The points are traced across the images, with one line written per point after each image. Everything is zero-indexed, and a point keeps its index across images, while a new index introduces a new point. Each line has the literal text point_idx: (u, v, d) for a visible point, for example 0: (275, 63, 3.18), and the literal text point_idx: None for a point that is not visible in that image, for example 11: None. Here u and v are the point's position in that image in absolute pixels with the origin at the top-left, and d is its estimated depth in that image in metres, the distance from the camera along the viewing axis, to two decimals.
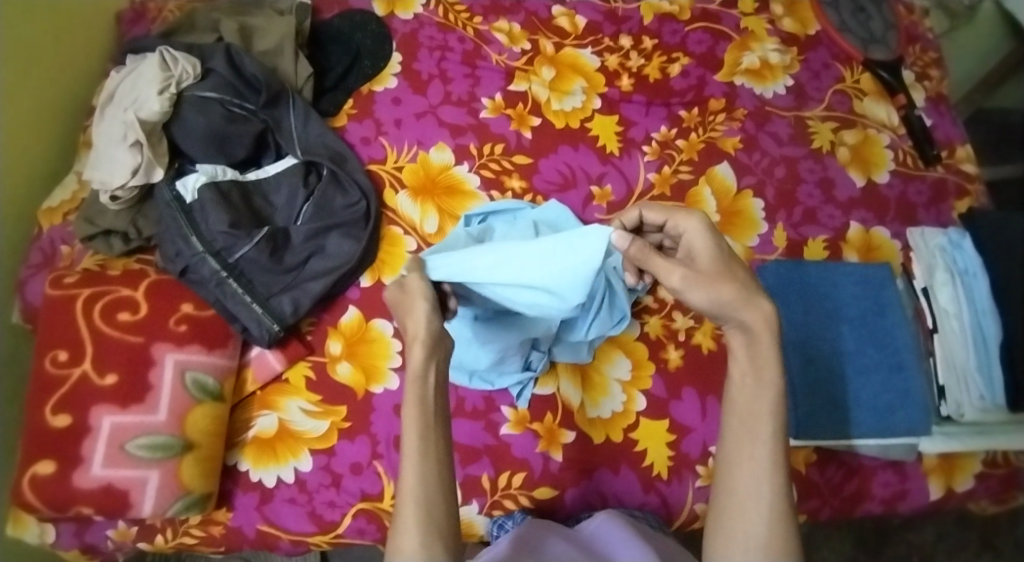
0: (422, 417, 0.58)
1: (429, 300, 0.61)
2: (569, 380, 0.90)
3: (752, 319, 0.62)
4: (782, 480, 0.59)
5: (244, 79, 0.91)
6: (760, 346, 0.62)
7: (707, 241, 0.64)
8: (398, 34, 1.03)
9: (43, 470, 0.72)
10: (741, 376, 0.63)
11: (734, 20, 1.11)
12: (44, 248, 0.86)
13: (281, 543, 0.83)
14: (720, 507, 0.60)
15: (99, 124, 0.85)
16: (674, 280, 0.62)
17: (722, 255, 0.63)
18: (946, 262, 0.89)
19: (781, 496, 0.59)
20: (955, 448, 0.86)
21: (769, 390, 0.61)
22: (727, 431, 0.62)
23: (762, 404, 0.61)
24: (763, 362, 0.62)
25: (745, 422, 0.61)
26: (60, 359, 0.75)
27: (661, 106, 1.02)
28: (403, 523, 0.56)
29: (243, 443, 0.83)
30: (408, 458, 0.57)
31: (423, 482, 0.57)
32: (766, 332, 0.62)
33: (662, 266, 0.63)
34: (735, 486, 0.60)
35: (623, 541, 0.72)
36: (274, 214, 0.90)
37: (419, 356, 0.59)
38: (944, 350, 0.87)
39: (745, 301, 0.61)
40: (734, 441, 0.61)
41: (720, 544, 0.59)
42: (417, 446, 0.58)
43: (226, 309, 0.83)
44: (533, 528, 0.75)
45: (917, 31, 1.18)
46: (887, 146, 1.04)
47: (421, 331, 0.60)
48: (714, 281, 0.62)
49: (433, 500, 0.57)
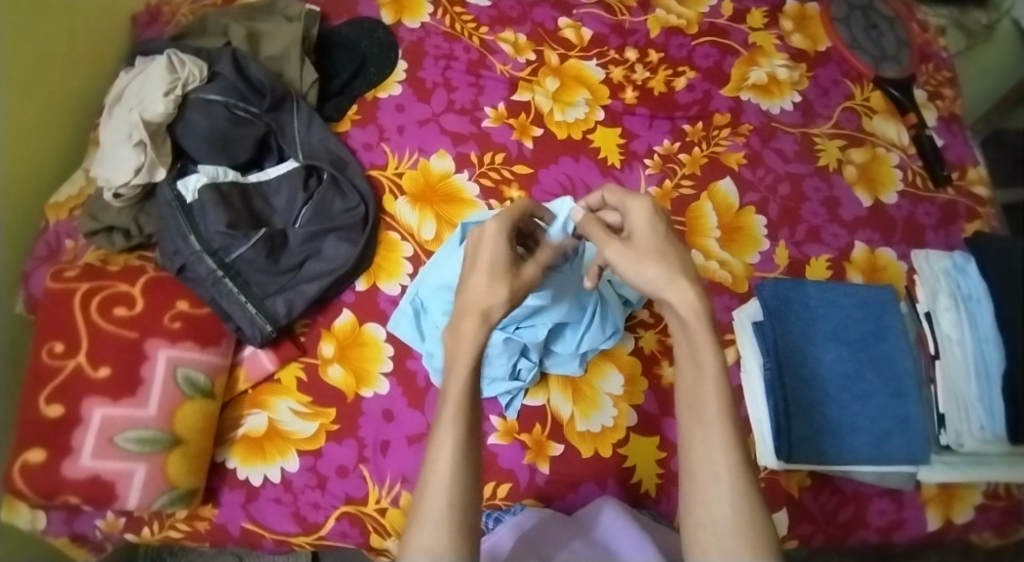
0: (465, 417, 0.63)
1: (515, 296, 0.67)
2: (560, 392, 0.88)
3: (675, 300, 0.62)
4: (740, 461, 0.59)
5: (249, 84, 0.93)
6: (691, 329, 0.62)
7: (648, 223, 0.66)
8: (404, 43, 1.04)
9: (33, 459, 0.73)
10: (683, 360, 0.63)
11: (742, 35, 1.10)
12: (49, 241, 0.88)
13: (264, 541, 0.84)
14: (686, 499, 0.60)
15: (107, 123, 0.87)
16: (614, 255, 0.66)
17: (659, 237, 0.66)
18: (949, 286, 0.86)
19: (741, 477, 0.58)
20: (955, 477, 0.84)
21: (710, 370, 0.61)
22: (681, 421, 0.63)
23: (705, 387, 0.61)
24: (700, 345, 0.62)
25: (693, 407, 0.62)
26: (56, 350, 0.77)
27: (664, 119, 1.02)
28: (431, 519, 0.59)
29: (232, 441, 0.84)
30: (440, 452, 0.62)
31: (456, 479, 0.61)
32: (693, 313, 0.62)
33: (601, 239, 0.67)
34: (695, 473, 0.60)
35: (624, 530, 0.76)
36: (274, 215, 0.91)
37: (477, 340, 0.65)
38: (946, 378, 0.84)
39: (671, 281, 0.63)
40: (687, 428, 0.62)
41: (695, 540, 0.58)
42: (454, 443, 0.62)
43: (222, 309, 0.84)
44: (536, 522, 0.78)
45: (932, 49, 1.15)
46: (896, 166, 1.02)
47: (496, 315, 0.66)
48: (649, 259, 0.64)
49: (462, 499, 0.61)
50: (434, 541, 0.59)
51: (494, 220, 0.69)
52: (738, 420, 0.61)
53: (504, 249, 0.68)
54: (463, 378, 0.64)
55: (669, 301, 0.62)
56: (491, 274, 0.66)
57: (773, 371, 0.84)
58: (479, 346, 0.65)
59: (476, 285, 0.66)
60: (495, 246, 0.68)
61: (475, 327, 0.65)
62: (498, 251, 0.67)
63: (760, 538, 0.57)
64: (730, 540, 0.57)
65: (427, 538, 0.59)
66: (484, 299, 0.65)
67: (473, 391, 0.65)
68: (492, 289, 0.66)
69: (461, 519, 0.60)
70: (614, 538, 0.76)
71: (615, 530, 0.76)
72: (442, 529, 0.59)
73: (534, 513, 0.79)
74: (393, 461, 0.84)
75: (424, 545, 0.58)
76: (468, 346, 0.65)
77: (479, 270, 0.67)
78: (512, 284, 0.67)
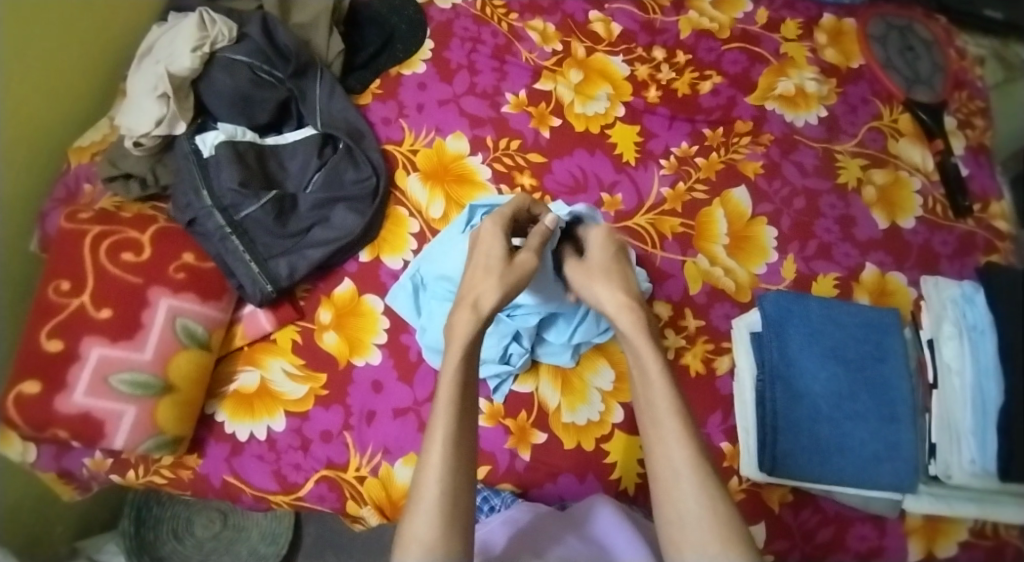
0: (458, 405, 0.64)
1: (504, 289, 0.71)
2: (549, 382, 0.88)
3: (626, 327, 0.73)
4: (696, 455, 0.64)
5: (276, 48, 0.94)
6: (635, 340, 0.72)
7: (603, 248, 0.80)
8: (433, 22, 1.05)
9: (28, 390, 0.75)
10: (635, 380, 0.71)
11: (774, 45, 1.09)
12: (69, 184, 0.91)
13: (244, 495, 0.85)
14: (656, 502, 0.64)
15: (134, 75, 0.90)
16: (575, 277, 0.79)
17: (613, 264, 0.79)
18: (955, 315, 0.84)
19: (698, 470, 0.63)
20: (941, 511, 0.82)
21: (655, 376, 0.69)
22: (643, 429, 0.68)
23: (654, 390, 0.68)
24: (643, 352, 0.71)
25: (649, 411, 0.68)
26: (62, 289, 0.79)
27: (685, 121, 1.01)
28: (423, 512, 0.59)
29: (223, 395, 0.86)
30: (432, 443, 0.62)
31: (447, 471, 0.61)
32: (634, 326, 0.73)
33: (573, 270, 0.80)
34: (656, 474, 0.65)
35: (619, 527, 0.75)
36: (286, 179, 0.92)
37: (469, 327, 0.68)
38: (942, 407, 0.82)
39: (620, 309, 0.74)
40: (648, 436, 0.67)
41: (670, 541, 0.62)
42: (445, 436, 0.63)
43: (226, 264, 0.85)
44: (528, 515, 0.78)
45: (968, 77, 1.12)
46: (917, 191, 1.00)
47: (483, 309, 0.70)
48: (599, 280, 0.77)
49: (455, 489, 0.61)
50: (426, 532, 0.59)
51: (491, 219, 0.77)
52: (694, 424, 0.66)
53: (500, 244, 0.74)
54: (457, 360, 0.67)
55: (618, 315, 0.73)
56: (483, 268, 0.73)
57: (761, 388, 0.84)
58: (472, 331, 0.69)
59: (472, 277, 0.73)
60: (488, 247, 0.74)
61: (468, 318, 0.69)
62: (496, 245, 0.74)
63: (731, 532, 0.61)
64: (699, 533, 0.60)
65: (421, 530, 0.59)
66: (475, 289, 0.71)
67: (464, 377, 0.66)
68: (485, 280, 0.72)
69: (452, 510, 0.60)
70: (610, 535, 0.75)
71: (609, 526, 0.76)
72: (433, 523, 0.59)
73: (527, 508, 0.79)
74: (377, 431, 0.85)
75: (418, 537, 0.59)
76: (461, 333, 0.68)
77: (474, 266, 0.74)
78: (504, 275, 0.72)
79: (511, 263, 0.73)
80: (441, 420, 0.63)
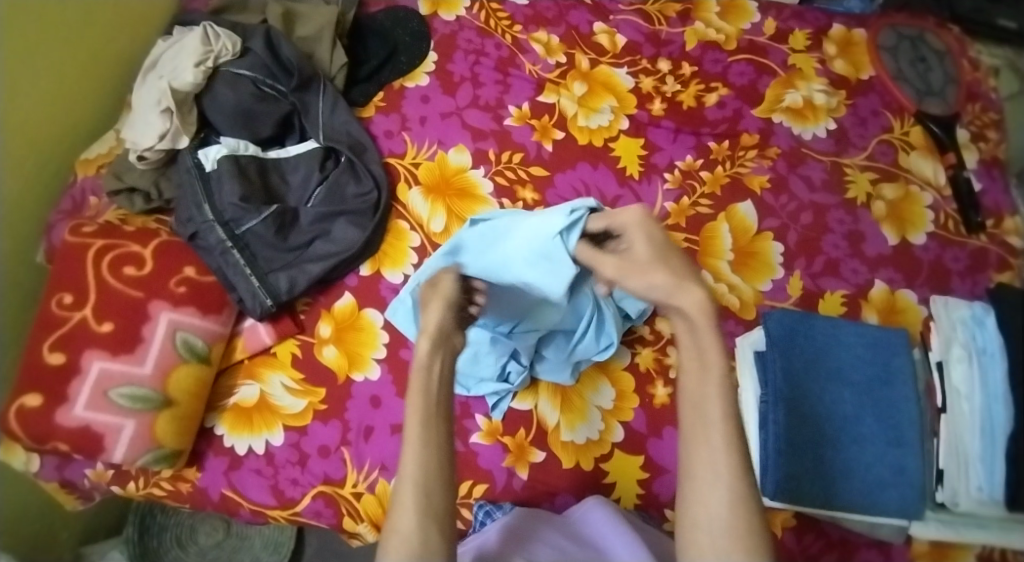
0: (433, 400, 0.59)
1: (444, 302, 0.63)
2: (548, 401, 0.87)
3: (686, 304, 0.63)
4: (739, 461, 0.58)
5: (279, 62, 0.95)
6: (698, 330, 0.63)
7: (644, 239, 0.68)
8: (437, 35, 1.05)
9: (30, 403, 0.76)
10: (687, 361, 0.63)
11: (782, 56, 1.07)
12: (75, 197, 0.92)
13: (242, 510, 0.86)
14: (683, 499, 0.59)
15: (139, 89, 0.91)
16: (610, 269, 0.68)
17: (660, 246, 0.67)
18: (964, 337, 0.79)
19: (740, 475, 0.58)
20: (948, 537, 0.80)
21: (715, 366, 0.62)
22: (683, 421, 0.62)
23: (710, 385, 0.61)
24: (706, 343, 0.63)
25: (695, 407, 0.61)
26: (65, 302, 0.80)
27: (689, 134, 1.00)
28: (401, 502, 0.56)
29: (223, 408, 0.86)
30: (409, 443, 0.58)
31: (427, 467, 0.57)
32: (699, 313, 0.63)
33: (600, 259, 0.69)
34: (694, 471, 0.59)
35: (616, 529, 0.74)
36: (288, 193, 0.93)
37: (423, 351, 0.61)
38: (950, 432, 0.79)
39: (681, 286, 0.64)
40: (690, 428, 0.61)
41: (691, 540, 0.57)
42: (420, 432, 0.58)
43: (226, 278, 0.86)
44: (522, 519, 0.77)
45: (982, 89, 1.09)
46: (928, 206, 0.98)
47: (432, 325, 0.63)
48: (647, 269, 0.65)
49: (435, 478, 0.57)
50: (404, 522, 0.55)
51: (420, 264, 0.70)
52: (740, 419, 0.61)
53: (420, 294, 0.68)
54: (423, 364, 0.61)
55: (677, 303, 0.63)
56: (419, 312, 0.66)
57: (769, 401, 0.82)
58: (430, 346, 0.61)
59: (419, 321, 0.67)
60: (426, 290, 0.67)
61: (421, 343, 0.62)
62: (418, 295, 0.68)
63: (755, 538, 0.56)
64: (725, 538, 0.56)
65: (401, 521, 0.55)
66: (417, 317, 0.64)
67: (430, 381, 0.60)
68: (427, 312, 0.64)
69: (434, 506, 0.56)
70: (607, 536, 0.74)
71: (605, 528, 0.75)
72: (412, 513, 0.55)
73: (521, 512, 0.78)
74: (374, 448, 0.85)
75: (401, 531, 0.55)
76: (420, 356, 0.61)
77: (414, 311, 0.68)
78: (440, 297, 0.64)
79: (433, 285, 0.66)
80: (414, 409, 0.59)
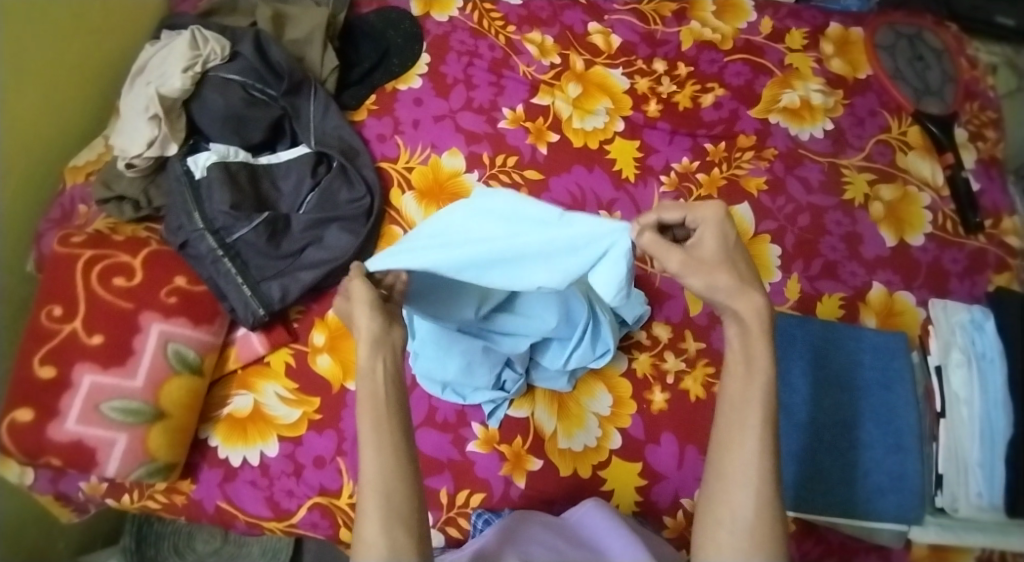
0: (386, 407, 0.57)
1: (370, 305, 0.59)
2: (545, 408, 0.87)
3: (744, 309, 0.60)
4: (771, 470, 0.58)
5: (269, 65, 0.93)
6: (750, 336, 0.60)
7: (715, 237, 0.60)
8: (430, 36, 1.04)
9: (21, 418, 0.75)
10: (733, 364, 0.61)
11: (779, 55, 1.06)
12: (64, 205, 0.91)
13: (237, 522, 0.85)
14: (709, 498, 0.59)
15: (127, 95, 0.89)
16: (677, 265, 0.59)
17: (728, 245, 0.61)
18: (963, 342, 0.80)
19: (768, 481, 0.57)
20: (948, 541, 0.78)
21: (761, 366, 0.60)
22: (719, 417, 0.60)
23: (755, 389, 0.59)
24: (756, 351, 0.60)
25: (739, 409, 0.59)
26: (54, 314, 0.78)
27: (686, 135, 0.99)
28: (364, 512, 0.54)
29: (217, 419, 0.85)
30: (365, 449, 0.56)
31: (387, 473, 0.55)
32: (755, 323, 0.60)
33: (666, 252, 0.59)
34: (725, 472, 0.58)
35: (614, 532, 0.73)
36: (279, 199, 0.91)
37: (362, 359, 0.58)
38: (949, 436, 0.79)
39: (743, 291, 0.60)
40: (726, 429, 0.59)
41: (709, 539, 0.58)
42: (374, 438, 0.56)
43: (218, 287, 0.84)
44: (518, 522, 0.76)
45: (979, 87, 1.09)
46: (926, 207, 0.97)
47: (364, 331, 0.58)
48: (713, 272, 0.59)
49: (398, 486, 0.55)
50: (370, 532, 0.54)
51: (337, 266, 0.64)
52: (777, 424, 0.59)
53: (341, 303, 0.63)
54: (366, 373, 0.58)
55: (737, 308, 0.59)
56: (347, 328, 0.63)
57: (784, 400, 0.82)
58: (369, 349, 0.58)
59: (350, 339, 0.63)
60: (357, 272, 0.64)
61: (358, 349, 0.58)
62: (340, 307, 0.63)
63: (772, 544, 0.56)
64: (739, 539, 0.56)
65: (368, 532, 0.54)
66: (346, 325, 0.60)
67: (375, 385, 0.58)
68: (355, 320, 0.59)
69: (399, 509, 0.55)
70: (604, 539, 0.73)
71: (601, 528, 0.74)
72: (376, 523, 0.54)
73: (518, 516, 0.78)
74: None
75: (368, 541, 0.53)
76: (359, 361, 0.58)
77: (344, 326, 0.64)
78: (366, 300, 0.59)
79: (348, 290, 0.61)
80: (364, 417, 0.57)
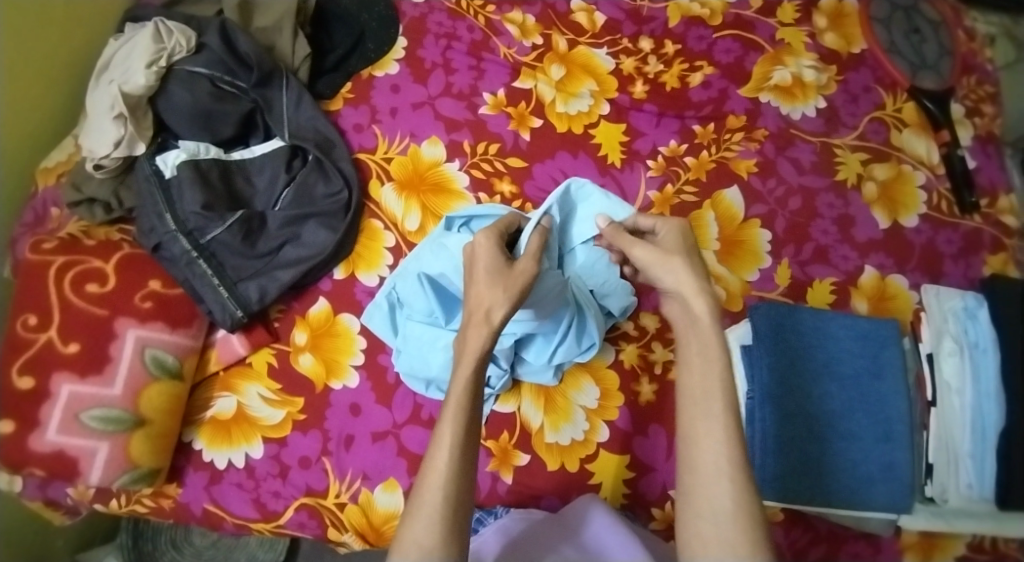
0: (465, 421, 0.61)
1: (516, 298, 0.65)
2: (532, 401, 0.86)
3: (693, 299, 0.66)
4: (737, 463, 0.59)
5: (237, 57, 0.90)
6: (701, 326, 0.65)
7: (674, 236, 0.72)
8: (406, 18, 1.00)
9: (2, 430, 0.73)
10: (688, 358, 0.65)
11: (769, 30, 1.02)
12: (36, 208, 0.88)
13: (225, 524, 0.85)
14: (683, 493, 0.60)
15: (91, 94, 0.86)
16: (638, 253, 0.71)
17: (683, 245, 0.71)
18: (957, 331, 0.81)
19: (739, 470, 0.59)
20: (938, 527, 0.79)
21: (717, 366, 0.63)
22: (684, 412, 0.63)
23: (712, 380, 0.62)
24: (708, 341, 0.64)
25: (701, 404, 0.62)
26: (29, 323, 0.76)
27: (673, 118, 0.95)
28: (424, 513, 0.57)
29: (200, 422, 0.84)
30: (438, 451, 0.59)
31: (451, 477, 0.58)
32: (705, 313, 0.65)
33: (628, 242, 0.72)
34: (697, 466, 0.60)
35: (613, 530, 0.71)
36: (254, 196, 0.89)
37: (481, 341, 0.63)
38: (941, 426, 0.79)
39: (688, 282, 0.67)
40: (688, 419, 0.62)
41: (694, 533, 0.58)
42: (453, 442, 0.60)
43: (194, 290, 0.82)
44: (522, 523, 0.76)
45: (976, 61, 1.05)
46: (921, 186, 0.94)
47: (496, 318, 0.64)
48: (664, 255, 0.69)
49: (456, 497, 0.58)
50: (426, 535, 0.56)
51: (486, 232, 0.70)
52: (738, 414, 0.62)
53: (498, 252, 0.68)
54: (467, 378, 0.62)
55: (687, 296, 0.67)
56: (488, 278, 0.66)
57: (764, 388, 0.80)
58: (485, 348, 0.63)
59: (476, 290, 0.66)
60: (484, 228, 0.71)
61: (477, 327, 0.64)
62: (494, 259, 0.67)
63: (755, 536, 0.56)
64: (727, 531, 0.56)
65: (419, 532, 0.56)
66: (484, 299, 0.65)
67: (472, 395, 0.62)
68: (492, 290, 0.65)
69: (453, 517, 0.57)
70: (602, 538, 0.71)
71: (602, 529, 0.72)
72: (432, 525, 0.56)
73: (520, 516, 0.77)
74: (356, 457, 0.83)
75: (416, 539, 0.55)
76: (473, 346, 0.63)
77: (477, 277, 0.66)
78: (510, 287, 0.66)
79: (512, 270, 0.67)
80: (446, 424, 0.60)
